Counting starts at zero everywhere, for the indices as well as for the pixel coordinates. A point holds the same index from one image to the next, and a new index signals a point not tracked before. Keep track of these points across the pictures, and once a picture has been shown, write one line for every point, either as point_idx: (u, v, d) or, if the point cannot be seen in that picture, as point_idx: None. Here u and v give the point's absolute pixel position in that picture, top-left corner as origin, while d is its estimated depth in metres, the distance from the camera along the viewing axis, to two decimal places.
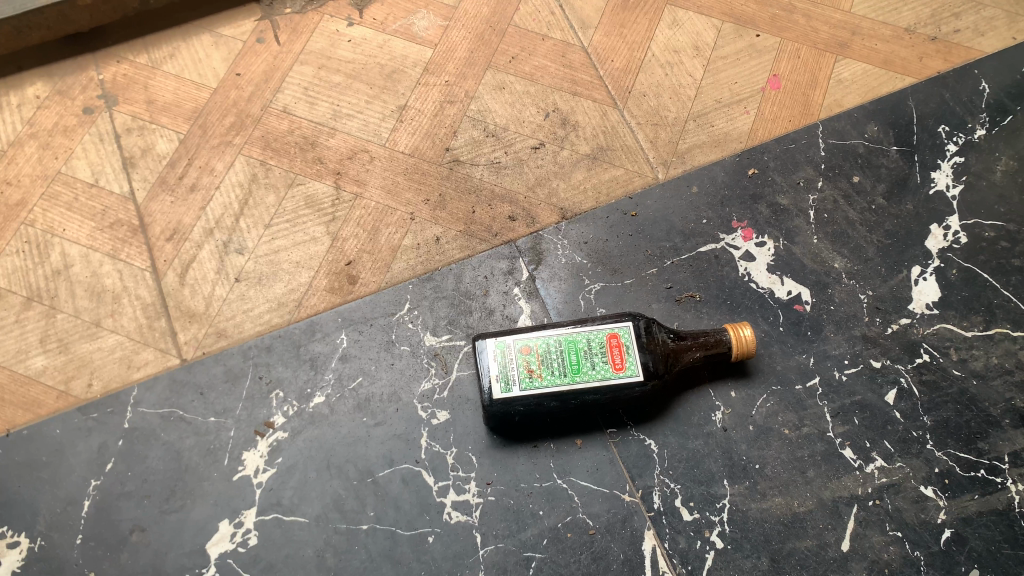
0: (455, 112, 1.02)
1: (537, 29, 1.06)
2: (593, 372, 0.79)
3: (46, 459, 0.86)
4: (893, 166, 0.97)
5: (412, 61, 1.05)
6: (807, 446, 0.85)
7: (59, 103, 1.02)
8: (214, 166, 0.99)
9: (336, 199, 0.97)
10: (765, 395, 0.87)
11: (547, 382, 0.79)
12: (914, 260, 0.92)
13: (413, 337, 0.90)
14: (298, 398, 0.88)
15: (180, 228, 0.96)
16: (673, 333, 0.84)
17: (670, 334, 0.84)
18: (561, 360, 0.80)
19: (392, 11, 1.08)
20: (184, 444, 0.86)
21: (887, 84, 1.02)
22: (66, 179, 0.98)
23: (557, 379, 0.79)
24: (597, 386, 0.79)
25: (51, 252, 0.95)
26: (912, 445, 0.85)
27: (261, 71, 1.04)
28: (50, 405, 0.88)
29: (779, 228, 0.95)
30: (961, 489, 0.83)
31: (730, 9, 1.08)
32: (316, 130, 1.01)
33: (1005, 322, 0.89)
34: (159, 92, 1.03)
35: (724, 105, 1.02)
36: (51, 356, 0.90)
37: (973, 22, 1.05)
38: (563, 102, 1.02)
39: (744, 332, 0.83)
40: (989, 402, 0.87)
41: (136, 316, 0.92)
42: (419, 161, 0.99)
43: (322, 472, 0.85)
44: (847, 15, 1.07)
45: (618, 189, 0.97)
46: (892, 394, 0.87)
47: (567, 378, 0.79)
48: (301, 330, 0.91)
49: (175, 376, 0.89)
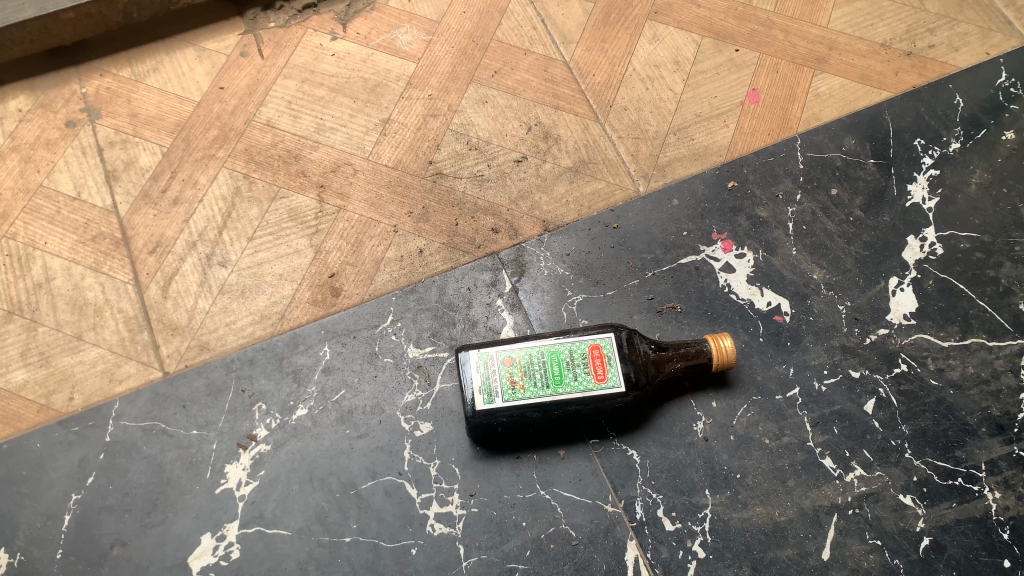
0: (438, 125, 1.02)
1: (520, 44, 1.07)
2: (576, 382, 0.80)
3: (26, 473, 0.85)
4: (871, 178, 0.99)
5: (396, 75, 1.05)
6: (788, 456, 0.86)
7: (41, 116, 1.02)
8: (198, 179, 0.99)
9: (320, 212, 0.97)
10: (746, 405, 0.88)
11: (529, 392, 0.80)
12: (891, 271, 0.94)
13: (396, 349, 0.90)
14: (281, 410, 0.88)
15: (163, 241, 0.96)
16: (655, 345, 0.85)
17: (653, 345, 0.85)
18: (540, 371, 0.80)
19: (375, 26, 1.08)
20: (167, 457, 0.86)
21: (864, 98, 1.04)
22: (48, 192, 0.98)
23: (540, 389, 0.80)
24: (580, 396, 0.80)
25: (34, 265, 0.95)
26: (891, 454, 0.86)
27: (245, 85, 1.04)
28: (31, 419, 0.88)
29: (758, 240, 0.96)
30: (939, 497, 0.84)
31: (710, 24, 1.09)
32: (299, 144, 1.01)
33: (981, 332, 0.91)
34: (142, 105, 1.03)
35: (705, 118, 1.03)
36: (32, 369, 0.90)
37: (948, 38, 1.07)
38: (546, 116, 1.03)
39: (726, 342, 0.84)
40: (966, 410, 0.88)
41: (118, 330, 0.92)
42: (402, 175, 0.99)
43: (305, 485, 0.85)
44: (825, 30, 1.09)
45: (600, 202, 0.98)
46: (871, 403, 0.88)
47: (548, 388, 0.80)
48: (284, 343, 0.91)
49: (158, 389, 0.89)
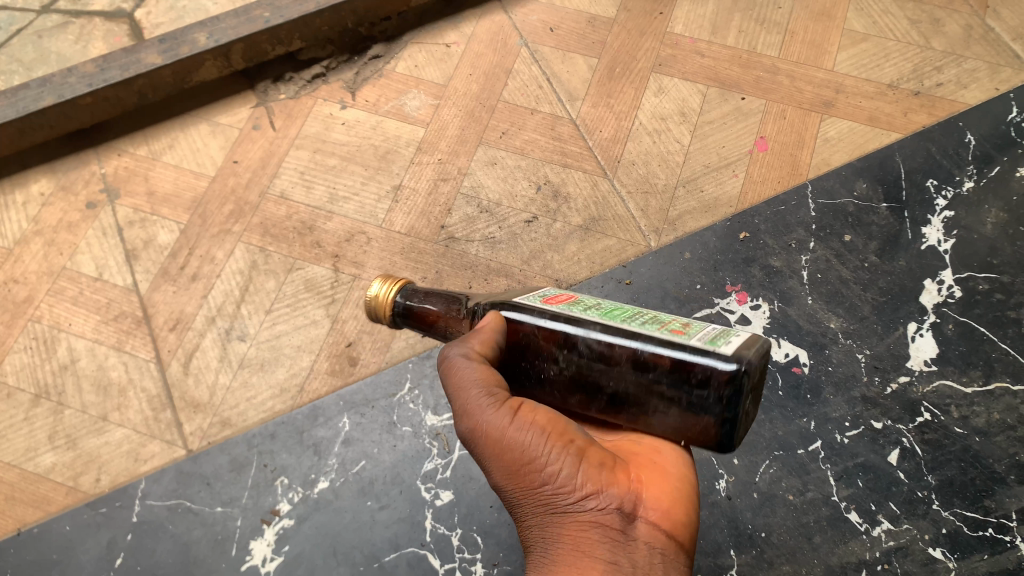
0: (449, 189, 1.03)
1: (526, 104, 1.08)
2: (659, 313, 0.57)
3: (56, 556, 0.87)
4: (885, 223, 0.98)
5: (406, 140, 1.07)
6: (813, 511, 0.85)
7: (62, 199, 1.05)
8: (215, 254, 1.01)
9: (335, 281, 0.98)
10: (768, 461, 0.87)
11: (690, 332, 0.52)
12: (909, 316, 0.93)
13: (415, 418, 0.91)
14: (303, 484, 0.89)
15: (182, 318, 0.98)
16: (411, 310, 0.66)
17: (400, 314, 0.66)
18: (623, 309, 0.56)
19: (384, 92, 1.10)
20: (192, 535, 0.87)
21: (873, 140, 1.03)
22: (70, 274, 1.00)
23: (648, 324, 0.53)
24: (734, 343, 0.50)
25: (59, 348, 0.97)
26: (918, 505, 0.85)
27: (258, 158, 1.06)
28: (60, 502, 0.89)
29: (773, 290, 0.95)
30: (970, 550, 0.83)
31: (715, 74, 1.10)
32: (313, 215, 1.03)
33: (1005, 375, 0.89)
34: (160, 183, 1.06)
35: (713, 169, 1.03)
36: (60, 452, 0.92)
37: (956, 75, 1.07)
38: (554, 174, 1.04)
39: (377, 286, 0.65)
40: (993, 458, 0.86)
41: (142, 409, 0.94)
42: (415, 240, 1.00)
43: (329, 559, 0.85)
44: (831, 73, 1.09)
45: (611, 258, 0.98)
46: (894, 454, 0.87)
47: (615, 316, 0.54)
48: (304, 415, 0.92)
49: (181, 467, 0.90)
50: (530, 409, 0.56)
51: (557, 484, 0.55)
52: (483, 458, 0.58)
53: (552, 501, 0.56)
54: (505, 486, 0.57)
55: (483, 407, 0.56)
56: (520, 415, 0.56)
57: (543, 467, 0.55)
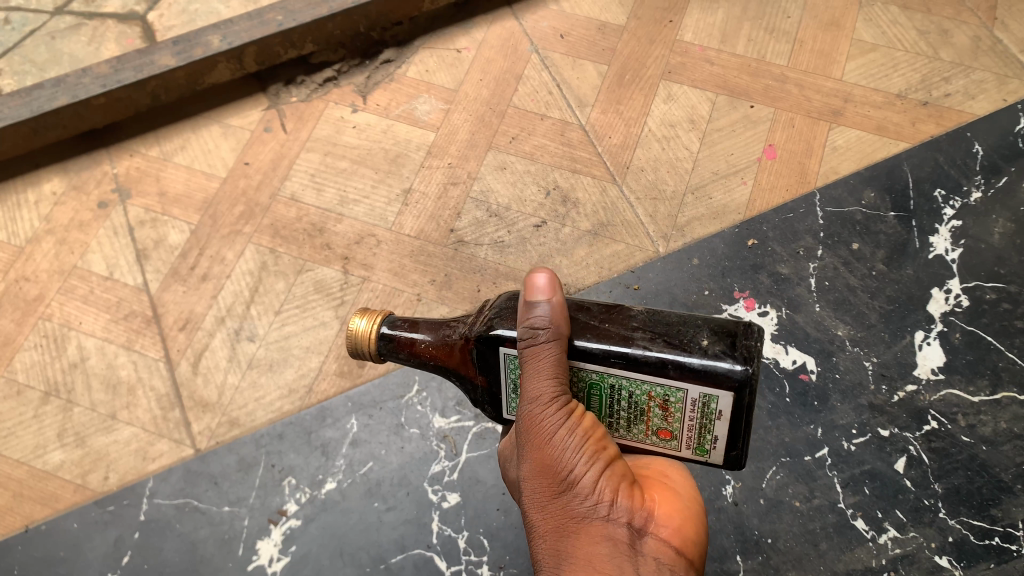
0: (459, 193, 1.04)
1: (536, 109, 1.09)
2: (626, 377, 0.54)
3: (63, 554, 0.87)
4: (893, 232, 0.98)
5: (416, 144, 1.07)
6: (819, 518, 0.85)
7: (74, 198, 1.06)
8: (225, 255, 1.01)
9: (344, 283, 0.99)
10: (775, 467, 0.87)
11: (676, 433, 0.56)
12: (917, 324, 0.93)
13: (422, 420, 0.91)
14: (310, 484, 0.89)
15: (192, 318, 0.98)
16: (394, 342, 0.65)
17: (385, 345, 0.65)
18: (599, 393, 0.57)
19: (394, 97, 1.11)
20: (199, 535, 0.87)
21: (882, 149, 1.04)
22: (81, 273, 1.01)
23: (638, 429, 0.57)
24: (720, 438, 0.54)
25: (69, 346, 0.97)
26: (925, 513, 0.85)
27: (269, 160, 1.07)
28: (68, 499, 0.90)
29: (781, 297, 0.96)
30: (977, 559, 0.83)
31: (723, 82, 1.10)
32: (323, 217, 1.03)
33: (1012, 385, 0.90)
34: (171, 183, 1.06)
35: (722, 176, 1.04)
36: (69, 450, 0.92)
37: (964, 86, 1.07)
38: (564, 180, 1.04)
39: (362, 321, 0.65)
40: (1000, 467, 0.86)
41: (151, 407, 0.94)
42: (424, 243, 1.01)
43: (336, 560, 0.85)
44: (839, 83, 1.09)
45: (620, 264, 0.99)
46: (901, 462, 0.87)
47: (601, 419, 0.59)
48: (312, 416, 0.92)
49: (189, 466, 0.90)
50: (581, 410, 0.57)
51: (581, 486, 0.56)
52: (523, 445, 0.59)
53: (573, 505, 0.57)
54: (531, 481, 0.59)
55: (540, 401, 0.56)
56: (573, 416, 0.56)
57: (571, 469, 0.57)
